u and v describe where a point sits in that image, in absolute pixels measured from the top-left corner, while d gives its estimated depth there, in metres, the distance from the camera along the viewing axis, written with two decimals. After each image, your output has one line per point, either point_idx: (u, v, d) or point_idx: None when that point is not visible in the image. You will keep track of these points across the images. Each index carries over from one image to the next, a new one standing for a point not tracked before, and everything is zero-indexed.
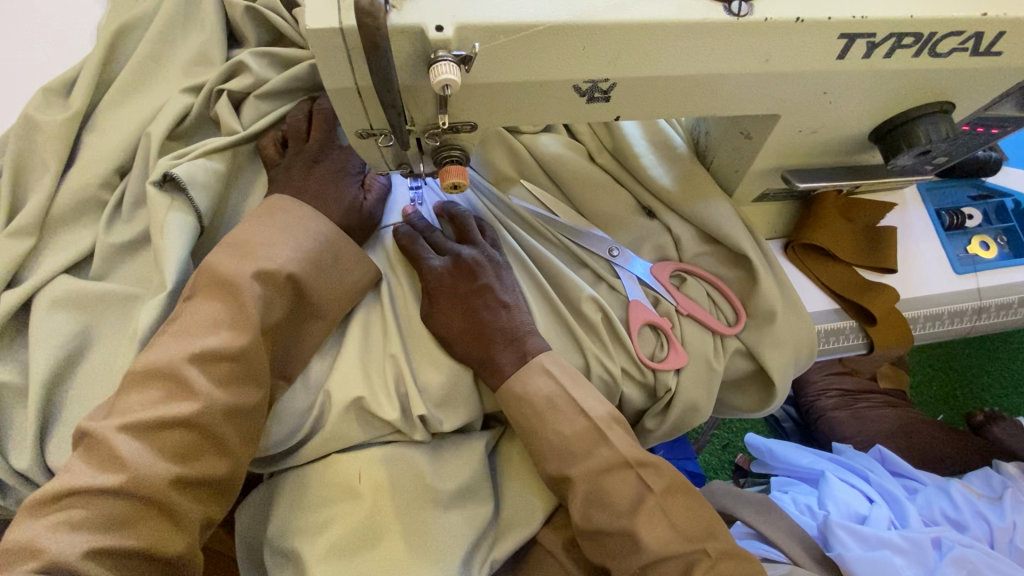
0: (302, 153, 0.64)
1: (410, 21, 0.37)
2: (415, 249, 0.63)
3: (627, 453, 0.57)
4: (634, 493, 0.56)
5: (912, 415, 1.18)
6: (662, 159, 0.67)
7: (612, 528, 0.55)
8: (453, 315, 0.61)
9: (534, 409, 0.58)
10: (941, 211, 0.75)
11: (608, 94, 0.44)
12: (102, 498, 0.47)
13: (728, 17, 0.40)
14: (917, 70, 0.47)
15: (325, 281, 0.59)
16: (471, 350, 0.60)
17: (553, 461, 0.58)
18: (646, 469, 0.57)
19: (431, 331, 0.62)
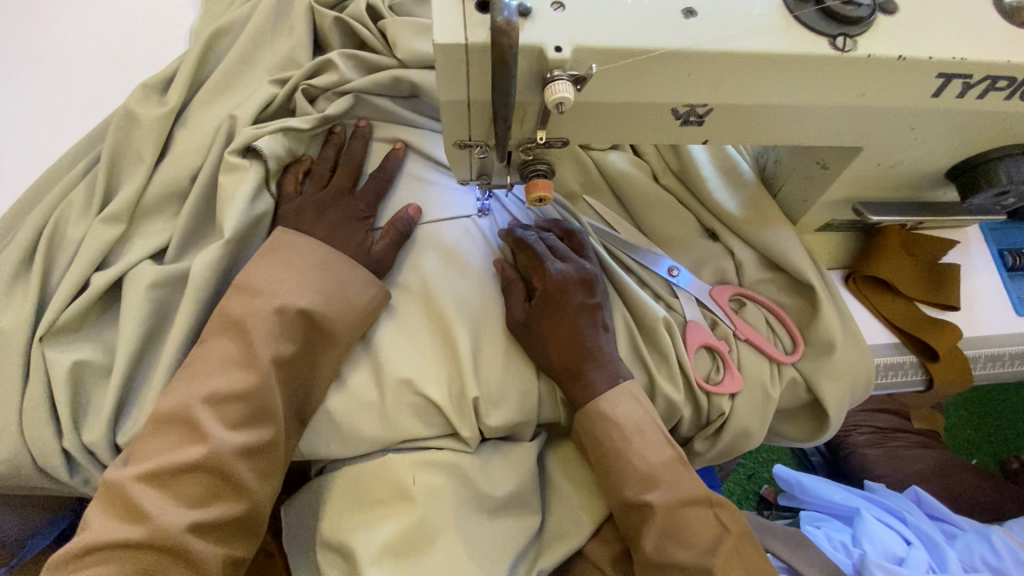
0: (316, 197, 0.63)
1: (531, 41, 0.38)
2: (539, 253, 0.62)
3: (709, 491, 0.54)
4: (710, 530, 0.53)
5: (947, 458, 1.16)
6: (727, 185, 0.68)
7: (688, 565, 0.51)
8: (562, 326, 0.59)
9: (621, 429, 0.55)
10: (1005, 251, 0.75)
11: (703, 119, 0.45)
12: (184, 472, 0.50)
13: (833, 51, 0.41)
14: (1008, 112, 0.47)
15: (335, 307, 0.58)
16: (565, 360, 0.58)
17: (632, 485, 0.54)
18: (725, 510, 0.54)
19: (538, 338, 0.59)
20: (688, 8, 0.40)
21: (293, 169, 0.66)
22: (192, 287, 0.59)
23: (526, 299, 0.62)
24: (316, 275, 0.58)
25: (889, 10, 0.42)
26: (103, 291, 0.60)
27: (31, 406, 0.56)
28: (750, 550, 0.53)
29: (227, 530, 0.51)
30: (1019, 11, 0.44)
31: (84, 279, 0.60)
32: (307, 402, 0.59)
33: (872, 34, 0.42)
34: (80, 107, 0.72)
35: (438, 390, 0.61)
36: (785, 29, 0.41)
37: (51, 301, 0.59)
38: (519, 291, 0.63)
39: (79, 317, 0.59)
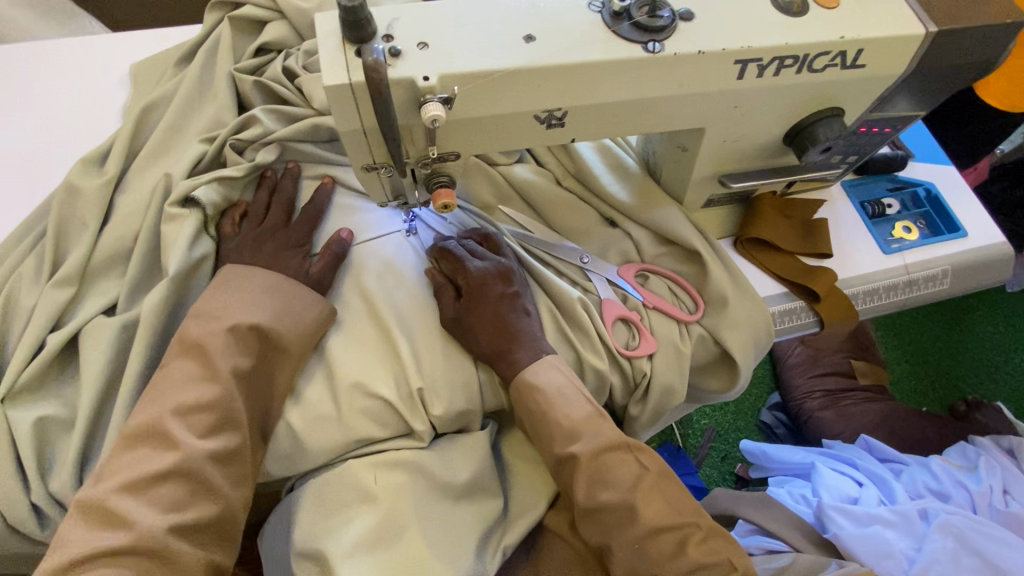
0: (253, 232, 0.71)
1: (403, 75, 0.48)
2: (458, 255, 0.70)
3: (626, 435, 0.60)
4: (632, 471, 0.58)
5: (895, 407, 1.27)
6: (617, 178, 0.78)
7: (614, 503, 0.57)
8: (486, 314, 0.67)
9: (545, 394, 0.62)
10: (864, 203, 0.86)
11: (563, 121, 0.55)
12: (159, 479, 0.54)
13: (645, 54, 0.51)
14: (804, 83, 0.59)
15: (285, 322, 0.64)
16: (493, 343, 0.66)
17: (559, 441, 0.61)
18: (643, 451, 0.60)
19: (468, 329, 0.67)
20: (528, 34, 0.50)
21: (230, 211, 0.73)
22: (146, 331, 0.64)
23: (454, 298, 0.70)
24: (258, 302, 0.64)
25: (689, 17, 0.53)
26: (59, 349, 0.65)
27: None
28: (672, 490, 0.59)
29: (210, 529, 0.56)
30: (792, 6, 0.56)
31: (39, 339, 0.65)
32: (266, 420, 0.64)
33: (674, 37, 0.52)
34: (24, 191, 0.78)
35: (387, 393, 0.67)
36: (606, 42, 0.51)
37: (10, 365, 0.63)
38: (449, 292, 0.70)
39: (38, 375, 0.63)
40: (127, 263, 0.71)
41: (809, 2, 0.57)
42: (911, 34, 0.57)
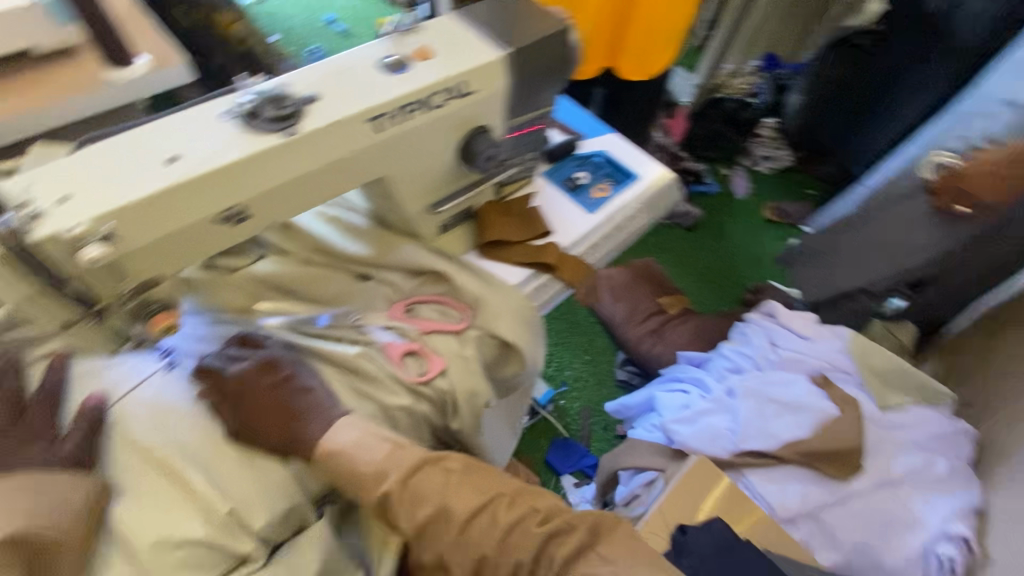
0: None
1: (47, 232, 0.49)
2: (214, 367, 0.71)
3: (426, 452, 0.66)
4: (440, 480, 0.64)
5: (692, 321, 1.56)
6: (353, 239, 0.86)
7: (431, 514, 0.62)
8: (262, 411, 0.69)
9: (344, 452, 0.65)
10: (563, 182, 1.07)
11: (247, 213, 0.61)
12: None
13: (285, 138, 0.60)
14: (439, 116, 0.72)
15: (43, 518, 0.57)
16: (281, 432, 0.69)
17: (371, 488, 0.64)
18: (444, 458, 0.66)
19: (252, 430, 0.69)
20: (170, 157, 0.56)
21: None
22: None
23: (230, 407, 0.70)
24: None
25: (314, 98, 0.63)
26: None
27: None
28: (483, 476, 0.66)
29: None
30: (395, 64, 0.68)
31: None
32: None
33: (307, 118, 0.61)
34: None
35: (197, 532, 0.63)
36: (248, 140, 0.58)
37: None
38: (224, 405, 0.70)
39: None
40: None
41: (409, 57, 0.70)
42: (493, 58, 0.73)
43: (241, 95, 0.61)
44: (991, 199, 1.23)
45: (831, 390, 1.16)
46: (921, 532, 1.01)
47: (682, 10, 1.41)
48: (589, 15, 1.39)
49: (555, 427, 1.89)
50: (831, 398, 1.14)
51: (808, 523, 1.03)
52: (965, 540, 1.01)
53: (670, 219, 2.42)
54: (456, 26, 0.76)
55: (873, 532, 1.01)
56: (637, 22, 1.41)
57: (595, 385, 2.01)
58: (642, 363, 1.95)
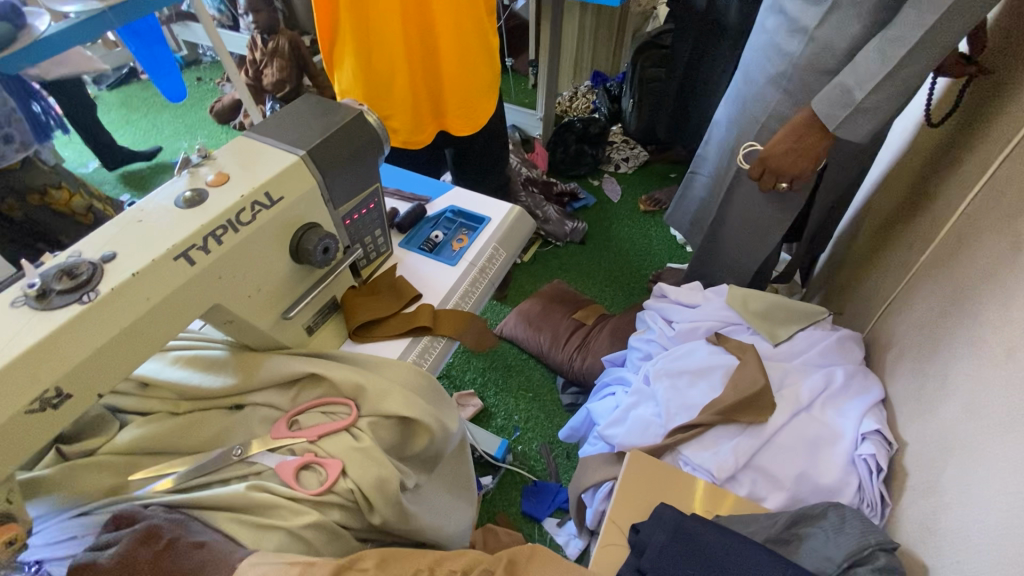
0: None
1: None
2: (83, 561, 0.63)
3: (338, 560, 0.66)
4: None
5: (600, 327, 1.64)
6: (213, 372, 0.82)
7: None
8: None
9: None
10: (421, 245, 1.10)
11: (66, 392, 0.58)
12: None
13: (84, 304, 0.58)
14: (255, 230, 0.73)
15: None
16: None
17: None
18: (357, 562, 0.67)
19: None
20: None
21: None
22: None
23: None
24: None
25: (110, 256, 0.62)
26: None
27: None
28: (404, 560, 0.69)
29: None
30: (192, 198, 0.69)
31: None
32: None
33: (105, 278, 0.61)
34: None
35: None
36: (45, 320, 0.57)
37: None
38: None
39: None
40: None
41: (206, 187, 0.72)
42: (290, 163, 0.76)
43: (27, 275, 0.59)
44: (798, 171, 1.34)
45: (726, 344, 1.27)
46: (841, 442, 1.08)
47: (482, 63, 1.56)
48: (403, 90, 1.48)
49: (521, 475, 1.86)
50: (728, 350, 1.25)
51: (748, 473, 1.08)
52: (879, 433, 1.09)
53: (560, 240, 2.55)
54: (250, 145, 0.79)
55: (802, 460, 1.07)
56: (447, 83, 1.54)
57: (546, 419, 2.00)
58: (580, 380, 1.97)
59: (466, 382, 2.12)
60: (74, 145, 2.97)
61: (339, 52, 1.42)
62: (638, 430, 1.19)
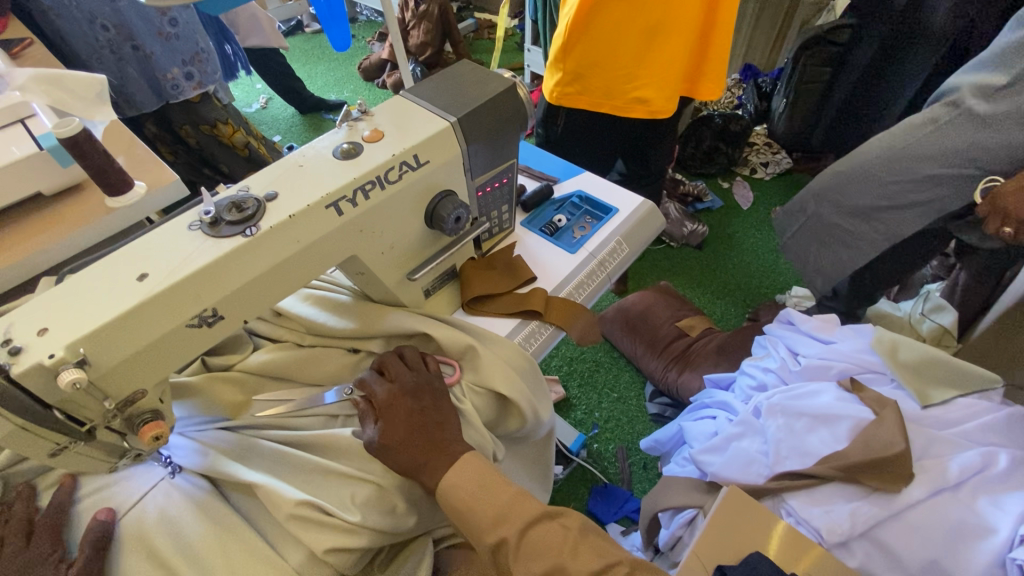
0: (374, 409, 0.76)
1: (28, 365, 0.52)
2: (402, 383, 0.78)
3: (486, 515, 0.72)
4: (558, 537, 0.71)
5: (716, 339, 1.87)
6: (339, 315, 0.87)
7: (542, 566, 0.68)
8: (400, 425, 0.74)
9: (453, 510, 0.74)
10: (543, 227, 1.07)
11: (219, 314, 0.63)
12: None
13: (247, 238, 0.63)
14: (398, 191, 0.75)
15: (393, 457, 0.74)
16: (425, 454, 0.74)
17: (485, 530, 0.72)
18: (503, 525, 0.72)
19: (391, 448, 0.73)
20: (142, 274, 0.59)
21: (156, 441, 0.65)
22: None
23: (373, 421, 0.76)
24: None
25: (273, 196, 0.66)
26: None
27: None
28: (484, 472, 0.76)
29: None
30: (349, 150, 0.72)
31: None
32: None
33: (266, 215, 0.65)
34: None
35: None
36: (213, 246, 0.62)
37: None
38: (370, 417, 0.77)
39: None
40: None
41: (362, 142, 0.74)
42: (441, 127, 0.77)
43: (205, 202, 0.65)
44: None
45: (860, 394, 1.11)
46: (991, 539, 0.90)
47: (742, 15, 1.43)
48: (669, 52, 1.40)
49: (592, 473, 1.81)
50: (863, 401, 1.09)
51: (863, 543, 0.96)
52: None
53: (676, 241, 2.40)
54: (406, 104, 0.80)
55: (935, 546, 0.92)
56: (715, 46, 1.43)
57: (628, 423, 1.93)
58: (670, 390, 1.86)
59: (552, 367, 2.10)
60: (244, 87, 3.34)
61: (605, 20, 1.37)
62: (742, 463, 1.10)
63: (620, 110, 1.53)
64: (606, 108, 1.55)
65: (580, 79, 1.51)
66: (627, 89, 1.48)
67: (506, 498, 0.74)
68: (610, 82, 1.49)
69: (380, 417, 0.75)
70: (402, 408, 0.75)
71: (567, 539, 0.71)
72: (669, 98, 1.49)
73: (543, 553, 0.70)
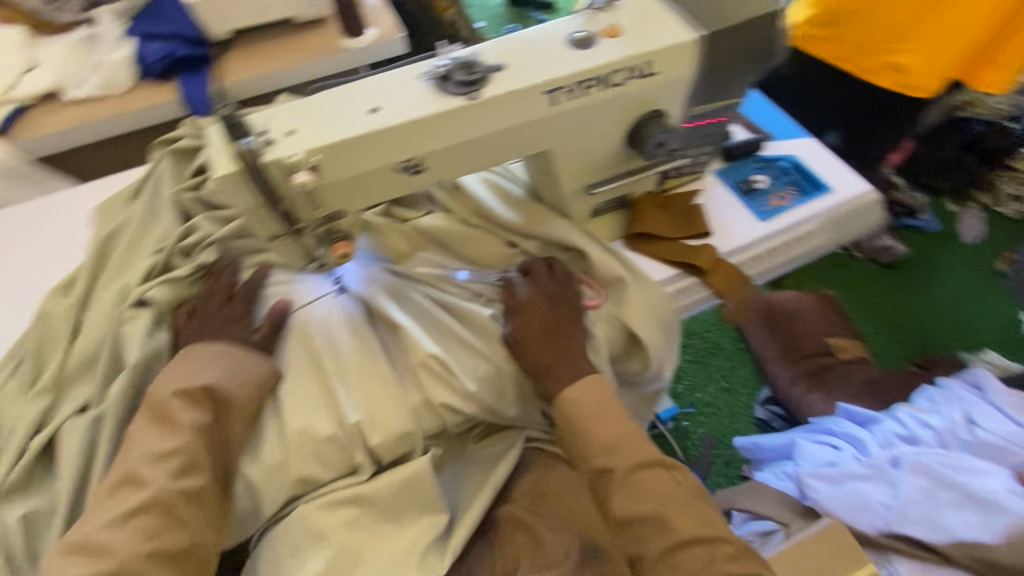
0: (514, 305, 0.80)
1: (275, 156, 0.61)
2: (542, 289, 0.80)
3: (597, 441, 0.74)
4: (656, 488, 0.71)
5: (863, 371, 1.67)
6: (509, 207, 0.89)
7: (634, 507, 0.70)
8: (534, 327, 0.78)
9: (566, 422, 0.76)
10: (736, 183, 0.97)
11: (422, 166, 0.68)
12: (138, 516, 0.66)
13: (468, 102, 0.64)
14: (614, 97, 0.72)
15: (524, 356, 0.78)
16: (552, 360, 0.77)
17: (593, 453, 0.74)
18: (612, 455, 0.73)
19: (522, 346, 0.78)
20: (375, 107, 0.64)
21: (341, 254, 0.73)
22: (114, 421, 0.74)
23: (509, 317, 0.80)
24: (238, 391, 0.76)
25: (500, 67, 0.67)
26: (42, 447, 0.74)
27: None
28: (601, 397, 0.76)
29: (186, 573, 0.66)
30: (583, 40, 0.69)
31: (23, 443, 0.74)
32: (228, 468, 0.74)
33: (490, 84, 0.66)
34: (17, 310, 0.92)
35: (329, 429, 0.74)
36: (438, 99, 0.65)
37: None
38: (507, 312, 0.81)
39: (23, 476, 0.73)
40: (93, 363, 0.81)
41: (598, 35, 0.70)
42: (684, 41, 0.70)
43: (441, 56, 0.67)
44: None
45: None
46: None
47: None
48: (965, 19, 1.15)
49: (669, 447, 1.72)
50: None
51: None
52: None
53: (862, 252, 2.06)
54: (653, 5, 0.74)
55: None
56: None
57: (726, 416, 1.76)
58: (787, 402, 1.70)
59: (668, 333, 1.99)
60: None
61: None
62: (856, 504, 0.99)
63: (866, 74, 1.33)
64: (850, 65, 1.34)
65: (834, 23, 1.30)
66: (886, 49, 1.27)
67: (617, 435, 0.74)
68: (869, 37, 1.27)
69: (517, 315, 0.79)
70: (538, 311, 0.78)
71: (673, 495, 0.71)
72: (936, 77, 1.25)
73: (642, 495, 0.71)
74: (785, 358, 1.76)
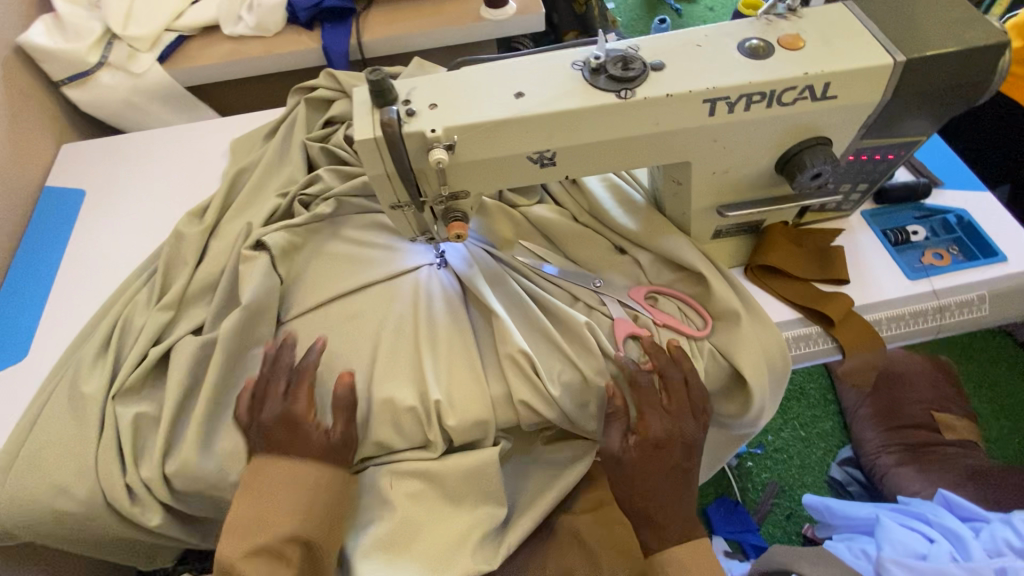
0: (625, 410, 0.73)
1: (415, 129, 0.60)
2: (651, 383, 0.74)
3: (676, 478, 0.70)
4: None
5: (976, 463, 1.40)
6: (626, 212, 0.84)
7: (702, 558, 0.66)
8: (649, 435, 0.71)
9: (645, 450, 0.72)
10: (886, 230, 0.85)
11: (554, 160, 0.65)
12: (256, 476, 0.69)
13: (618, 100, 0.60)
14: (778, 116, 0.64)
15: (639, 476, 0.71)
16: (669, 468, 0.71)
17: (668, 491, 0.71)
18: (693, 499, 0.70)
19: (638, 466, 0.71)
20: (520, 92, 0.61)
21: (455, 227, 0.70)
22: (219, 350, 0.78)
23: (621, 430, 0.73)
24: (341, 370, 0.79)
25: (659, 67, 0.61)
26: (158, 359, 0.80)
27: (106, 456, 0.75)
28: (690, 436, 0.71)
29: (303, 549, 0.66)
30: (757, 49, 0.62)
31: (143, 352, 0.81)
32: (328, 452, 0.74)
33: (645, 85, 0.61)
34: (155, 227, 1.00)
35: (411, 400, 0.75)
36: (587, 93, 0.61)
37: (120, 371, 0.80)
38: (617, 421, 0.73)
39: (139, 381, 0.80)
40: (212, 291, 0.87)
41: (775, 44, 0.63)
42: (876, 63, 0.61)
43: (597, 47, 0.63)
44: None
45: None
46: None
47: None
48: None
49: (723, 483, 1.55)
50: None
51: None
52: None
53: None
54: (845, 17, 0.65)
55: None
56: None
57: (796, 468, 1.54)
58: (870, 469, 1.47)
59: None
60: None
61: None
62: None
63: None
64: None
65: None
66: None
67: None
68: None
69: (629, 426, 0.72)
70: (653, 416, 0.72)
71: None
72: None
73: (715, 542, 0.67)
74: (883, 422, 1.49)
